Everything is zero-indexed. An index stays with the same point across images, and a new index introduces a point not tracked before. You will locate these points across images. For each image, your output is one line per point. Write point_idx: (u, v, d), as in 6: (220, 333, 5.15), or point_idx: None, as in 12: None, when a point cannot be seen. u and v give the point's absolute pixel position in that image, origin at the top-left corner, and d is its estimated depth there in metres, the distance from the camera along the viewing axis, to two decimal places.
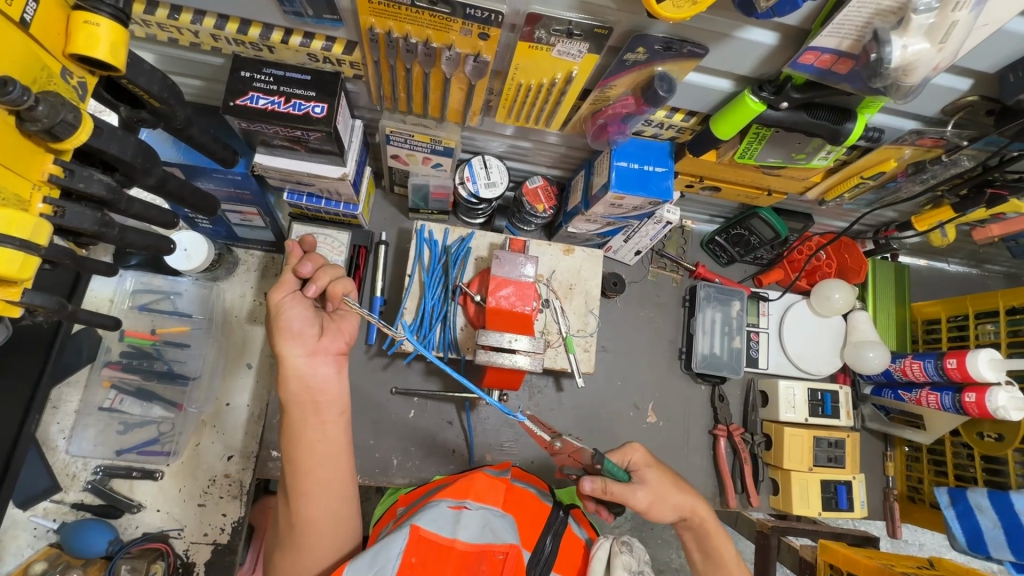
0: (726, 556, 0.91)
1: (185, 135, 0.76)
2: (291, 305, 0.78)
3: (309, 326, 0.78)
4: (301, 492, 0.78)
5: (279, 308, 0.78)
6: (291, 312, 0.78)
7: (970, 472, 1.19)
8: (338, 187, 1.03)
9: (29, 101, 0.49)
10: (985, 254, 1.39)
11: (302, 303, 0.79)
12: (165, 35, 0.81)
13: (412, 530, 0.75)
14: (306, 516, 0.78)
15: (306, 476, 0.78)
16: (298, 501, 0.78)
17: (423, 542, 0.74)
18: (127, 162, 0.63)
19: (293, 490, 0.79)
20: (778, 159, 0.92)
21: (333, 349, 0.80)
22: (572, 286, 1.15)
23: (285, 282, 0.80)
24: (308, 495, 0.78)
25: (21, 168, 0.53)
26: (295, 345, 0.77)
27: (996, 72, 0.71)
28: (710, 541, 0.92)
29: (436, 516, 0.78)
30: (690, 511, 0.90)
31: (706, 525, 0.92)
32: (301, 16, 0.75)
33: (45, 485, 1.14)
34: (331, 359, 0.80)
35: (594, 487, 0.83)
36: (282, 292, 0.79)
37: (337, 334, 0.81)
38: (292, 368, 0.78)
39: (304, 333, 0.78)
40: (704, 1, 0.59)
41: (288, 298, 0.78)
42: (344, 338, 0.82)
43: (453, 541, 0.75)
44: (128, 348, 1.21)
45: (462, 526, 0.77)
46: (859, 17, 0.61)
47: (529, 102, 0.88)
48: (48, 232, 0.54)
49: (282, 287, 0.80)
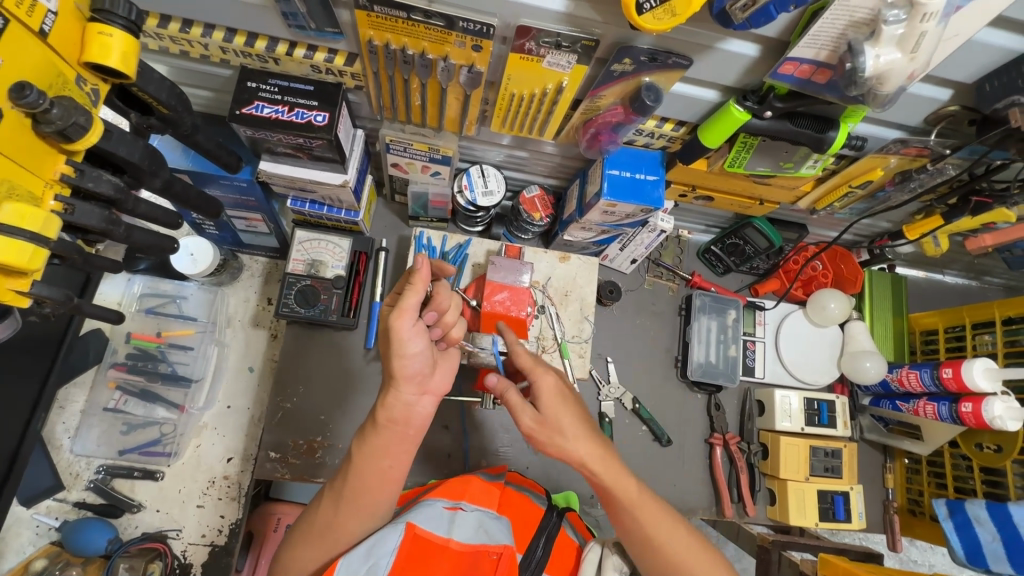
0: (631, 496, 0.78)
1: (192, 141, 0.79)
2: (412, 336, 0.73)
3: (425, 367, 0.75)
4: (352, 503, 0.77)
5: (399, 335, 0.73)
6: (413, 347, 0.73)
7: (970, 483, 1.18)
8: (339, 194, 1.06)
9: (44, 104, 0.52)
10: (983, 265, 1.40)
11: (423, 335, 0.75)
12: (177, 48, 0.85)
13: (407, 528, 0.76)
14: (348, 529, 0.78)
15: (366, 491, 0.78)
16: (345, 511, 0.77)
17: (417, 540, 0.76)
18: (134, 164, 0.67)
19: (346, 499, 0.77)
20: (766, 168, 0.94)
21: (441, 388, 0.79)
22: (567, 293, 1.17)
23: (407, 309, 0.73)
24: (355, 507, 0.78)
25: (34, 166, 0.56)
26: (411, 383, 0.75)
27: (973, 82, 0.73)
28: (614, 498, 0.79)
29: (431, 515, 0.81)
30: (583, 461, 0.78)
31: (601, 475, 0.78)
32: (304, 29, 0.78)
33: (49, 484, 1.17)
34: (434, 398, 0.79)
35: (495, 384, 0.83)
36: (406, 321, 0.73)
37: (446, 372, 0.80)
38: (400, 401, 0.76)
39: (420, 373, 0.75)
40: (684, 14, 0.62)
41: (411, 329, 0.73)
42: (452, 378, 0.81)
43: (447, 541, 0.77)
44: (135, 350, 1.25)
45: (457, 526, 0.80)
46: (834, 28, 0.63)
47: (523, 111, 0.91)
48: (58, 226, 0.57)
49: (403, 313, 0.73)
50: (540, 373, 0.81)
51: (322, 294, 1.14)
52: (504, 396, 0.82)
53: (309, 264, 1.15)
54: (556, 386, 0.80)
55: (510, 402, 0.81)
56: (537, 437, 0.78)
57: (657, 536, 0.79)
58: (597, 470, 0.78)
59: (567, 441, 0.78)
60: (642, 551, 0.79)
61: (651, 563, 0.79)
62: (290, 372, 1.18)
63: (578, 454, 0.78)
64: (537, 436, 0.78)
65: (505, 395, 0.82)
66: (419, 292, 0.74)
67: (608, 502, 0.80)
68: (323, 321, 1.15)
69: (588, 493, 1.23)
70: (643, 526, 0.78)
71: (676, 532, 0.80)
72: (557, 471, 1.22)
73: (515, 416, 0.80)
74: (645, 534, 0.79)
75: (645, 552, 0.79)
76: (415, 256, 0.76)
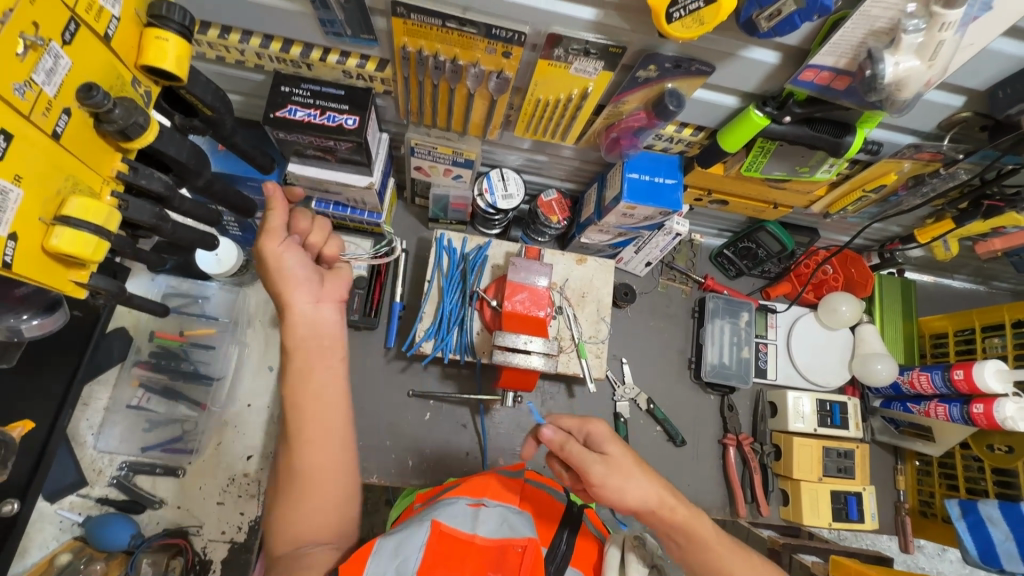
0: (709, 535, 0.77)
1: (229, 142, 0.82)
2: (288, 251, 0.76)
3: (310, 272, 0.78)
4: (302, 439, 0.75)
5: (276, 255, 0.76)
6: (291, 259, 0.76)
7: (981, 485, 1.20)
8: (364, 196, 1.09)
9: (108, 105, 0.58)
10: (991, 270, 1.42)
11: (298, 250, 0.77)
12: (214, 53, 0.88)
13: (433, 525, 0.77)
14: (307, 462, 0.75)
15: (311, 422, 0.75)
16: (297, 445, 0.75)
17: (444, 537, 0.76)
18: (181, 163, 0.71)
19: (292, 436, 0.75)
20: (782, 173, 0.97)
21: (335, 294, 0.80)
22: (584, 294, 1.19)
23: (273, 227, 0.76)
24: (307, 440, 0.75)
25: (94, 163, 0.62)
26: (302, 292, 0.77)
27: (986, 89, 0.76)
28: (684, 533, 0.76)
29: (454, 511, 0.81)
30: (655, 502, 0.75)
31: (681, 517, 0.76)
32: (340, 36, 0.81)
33: (72, 479, 1.18)
34: (335, 306, 0.80)
35: (552, 438, 0.80)
36: (273, 237, 0.76)
37: (337, 281, 0.81)
38: (298, 315, 0.77)
39: (306, 279, 0.77)
40: (712, 22, 0.64)
41: (281, 244, 0.76)
42: (344, 286, 0.82)
43: (473, 536, 0.78)
44: (158, 348, 1.27)
45: (481, 521, 0.80)
46: (854, 37, 0.66)
47: (547, 116, 0.94)
48: (117, 221, 0.63)
49: (270, 233, 0.76)
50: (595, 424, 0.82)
51: None
52: (562, 450, 0.78)
53: None
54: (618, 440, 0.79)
55: (573, 454, 0.77)
56: (610, 486, 0.74)
57: (742, 572, 0.76)
58: (674, 512, 0.76)
59: (638, 487, 0.75)
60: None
61: None
62: None
63: (653, 497, 0.75)
64: (609, 486, 0.74)
65: (563, 449, 0.78)
66: (282, 212, 0.77)
67: (682, 550, 0.77)
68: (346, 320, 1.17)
69: None
70: (727, 563, 0.75)
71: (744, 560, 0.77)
72: None
73: (583, 469, 0.76)
74: (733, 573, 0.75)
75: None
76: (269, 181, 0.77)
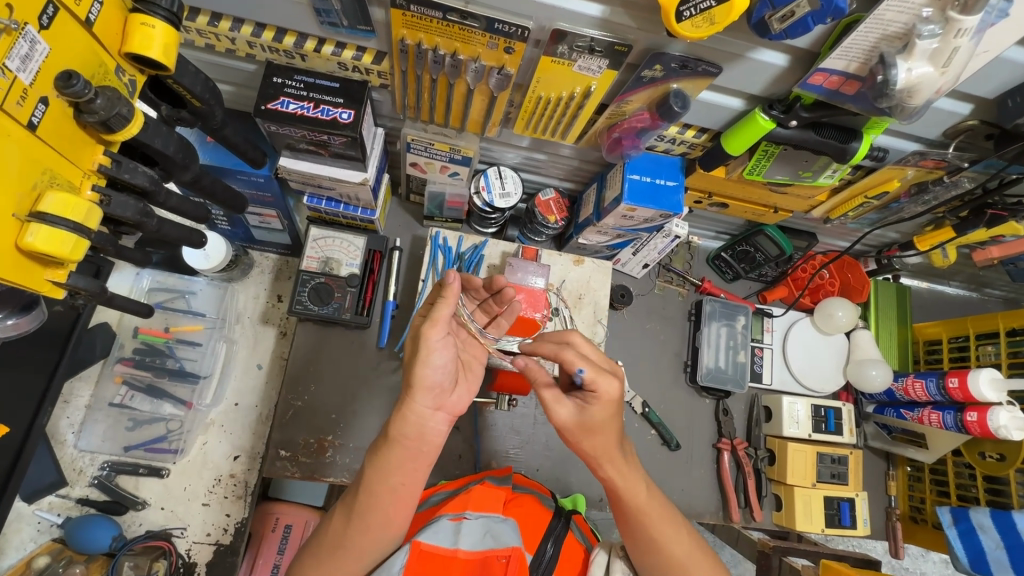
0: (640, 504, 0.76)
1: (219, 135, 0.80)
2: (440, 348, 0.70)
3: (446, 381, 0.72)
4: (363, 522, 0.73)
5: (426, 344, 0.69)
6: (437, 360, 0.70)
7: (973, 492, 1.20)
8: (357, 192, 1.06)
9: (89, 94, 0.56)
10: (985, 277, 1.42)
11: (449, 349, 0.71)
12: (204, 41, 0.84)
13: (412, 545, 0.75)
14: (356, 542, 0.73)
15: (377, 513, 0.73)
16: (357, 527, 0.73)
17: (424, 556, 0.75)
18: (167, 156, 0.69)
19: (357, 513, 0.73)
20: (785, 177, 0.96)
21: (456, 409, 0.75)
22: (581, 296, 1.17)
23: (440, 320, 0.69)
24: (368, 526, 0.73)
25: (75, 157, 0.59)
26: (428, 396, 0.71)
27: (995, 97, 0.75)
28: (618, 494, 0.76)
29: (436, 528, 0.79)
30: (596, 460, 0.76)
31: (615, 482, 0.76)
32: (336, 26, 0.78)
33: (51, 479, 1.14)
34: (448, 416, 0.74)
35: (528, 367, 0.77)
36: (436, 328, 0.69)
37: (464, 394, 0.76)
38: (415, 414, 0.71)
39: (440, 385, 0.71)
40: (722, 22, 0.62)
41: (439, 340, 0.69)
42: (469, 400, 0.77)
43: (454, 551, 0.77)
44: (142, 345, 1.23)
45: (463, 535, 0.78)
46: (866, 41, 0.64)
47: (548, 115, 0.91)
48: (98, 217, 0.60)
49: (434, 323, 0.69)
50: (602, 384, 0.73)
51: (336, 292, 1.14)
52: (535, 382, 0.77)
53: (324, 262, 1.14)
54: (608, 405, 0.73)
55: (543, 397, 0.75)
56: (566, 434, 0.75)
57: (662, 536, 0.77)
58: (610, 476, 0.76)
59: (587, 444, 0.75)
60: (646, 554, 0.77)
61: (654, 569, 0.78)
62: (301, 370, 1.17)
63: (598, 457, 0.75)
64: (566, 432, 0.75)
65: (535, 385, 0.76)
66: (451, 302, 0.70)
67: (615, 505, 0.78)
68: (337, 319, 1.13)
69: (597, 497, 1.22)
70: (650, 528, 0.76)
71: (679, 536, 0.78)
72: (566, 473, 1.22)
73: (550, 411, 0.75)
74: (650, 536, 0.76)
75: (649, 553, 0.77)
76: (449, 268, 0.71)
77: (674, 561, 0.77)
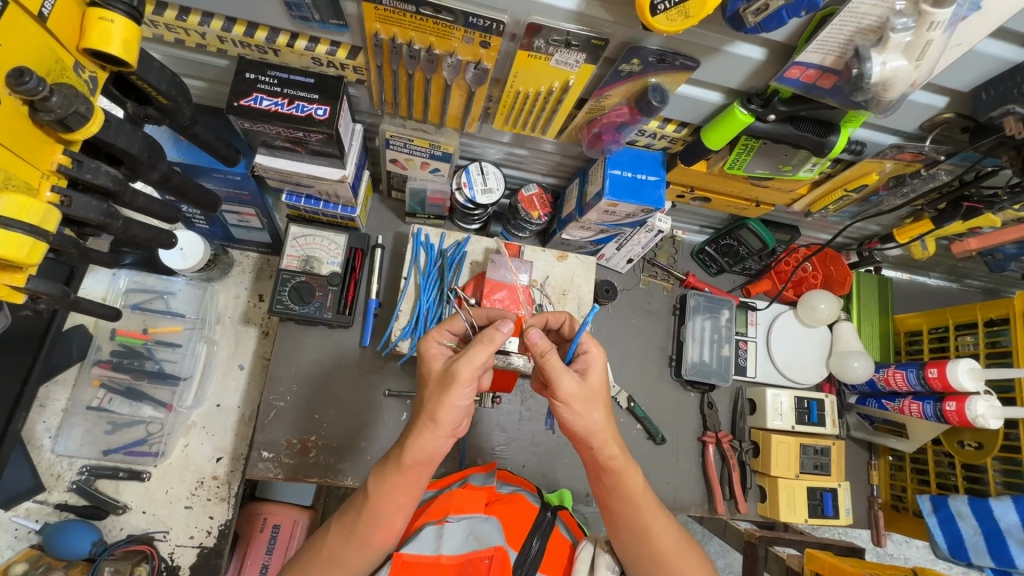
0: (635, 489, 0.78)
1: (189, 133, 0.78)
2: (466, 392, 0.70)
3: (462, 419, 0.73)
4: (359, 537, 0.73)
5: (455, 388, 0.69)
6: (462, 403, 0.70)
7: (951, 480, 1.22)
8: (337, 189, 1.04)
9: (44, 92, 0.54)
10: (964, 268, 1.46)
11: (472, 392, 0.71)
12: (173, 36, 0.82)
13: (395, 557, 0.75)
14: (352, 558, 0.73)
15: (374, 529, 0.73)
16: (353, 545, 0.73)
17: (407, 567, 0.74)
18: (133, 156, 0.67)
19: (356, 535, 0.73)
20: (765, 171, 0.95)
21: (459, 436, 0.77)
22: (565, 292, 1.16)
23: (474, 368, 0.69)
24: (362, 541, 0.73)
25: (32, 158, 0.58)
26: (446, 431, 0.72)
27: (969, 90, 0.76)
28: (615, 477, 0.77)
29: (418, 538, 0.79)
30: (599, 436, 0.76)
31: (615, 462, 0.76)
32: (307, 20, 0.77)
33: (28, 485, 1.12)
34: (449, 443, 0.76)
35: (536, 342, 0.74)
36: (469, 373, 0.69)
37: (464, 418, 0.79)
38: (431, 444, 0.71)
39: (457, 424, 0.72)
40: (697, 16, 0.61)
41: (467, 384, 0.69)
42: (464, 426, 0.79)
43: (437, 556, 0.75)
44: (120, 347, 1.20)
45: (445, 539, 0.77)
46: (842, 34, 0.64)
47: (526, 109, 0.90)
48: (56, 220, 0.60)
49: (467, 368, 0.68)
50: (589, 348, 0.81)
51: (317, 290, 1.12)
52: (543, 359, 0.74)
53: (304, 260, 1.13)
54: (601, 372, 0.79)
55: (549, 366, 0.73)
56: (572, 406, 0.74)
57: (653, 527, 0.77)
58: (611, 456, 0.76)
59: (591, 418, 0.75)
60: (635, 544, 0.77)
61: (639, 558, 0.77)
62: (283, 369, 1.16)
63: (599, 434, 0.76)
64: (569, 404, 0.74)
65: (544, 358, 0.73)
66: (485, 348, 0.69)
67: (607, 491, 0.78)
68: (319, 318, 1.12)
69: (583, 492, 1.23)
70: (643, 516, 0.77)
71: (669, 528, 0.79)
72: (552, 469, 1.22)
73: (554, 383, 0.74)
74: (642, 525, 0.77)
75: (639, 543, 0.77)
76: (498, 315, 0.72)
77: (660, 553, 0.77)
